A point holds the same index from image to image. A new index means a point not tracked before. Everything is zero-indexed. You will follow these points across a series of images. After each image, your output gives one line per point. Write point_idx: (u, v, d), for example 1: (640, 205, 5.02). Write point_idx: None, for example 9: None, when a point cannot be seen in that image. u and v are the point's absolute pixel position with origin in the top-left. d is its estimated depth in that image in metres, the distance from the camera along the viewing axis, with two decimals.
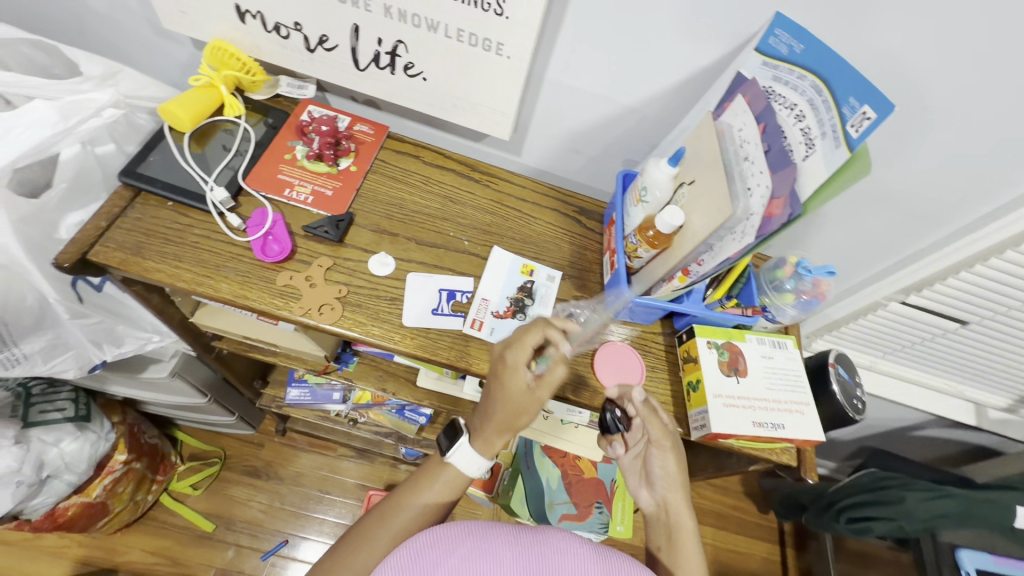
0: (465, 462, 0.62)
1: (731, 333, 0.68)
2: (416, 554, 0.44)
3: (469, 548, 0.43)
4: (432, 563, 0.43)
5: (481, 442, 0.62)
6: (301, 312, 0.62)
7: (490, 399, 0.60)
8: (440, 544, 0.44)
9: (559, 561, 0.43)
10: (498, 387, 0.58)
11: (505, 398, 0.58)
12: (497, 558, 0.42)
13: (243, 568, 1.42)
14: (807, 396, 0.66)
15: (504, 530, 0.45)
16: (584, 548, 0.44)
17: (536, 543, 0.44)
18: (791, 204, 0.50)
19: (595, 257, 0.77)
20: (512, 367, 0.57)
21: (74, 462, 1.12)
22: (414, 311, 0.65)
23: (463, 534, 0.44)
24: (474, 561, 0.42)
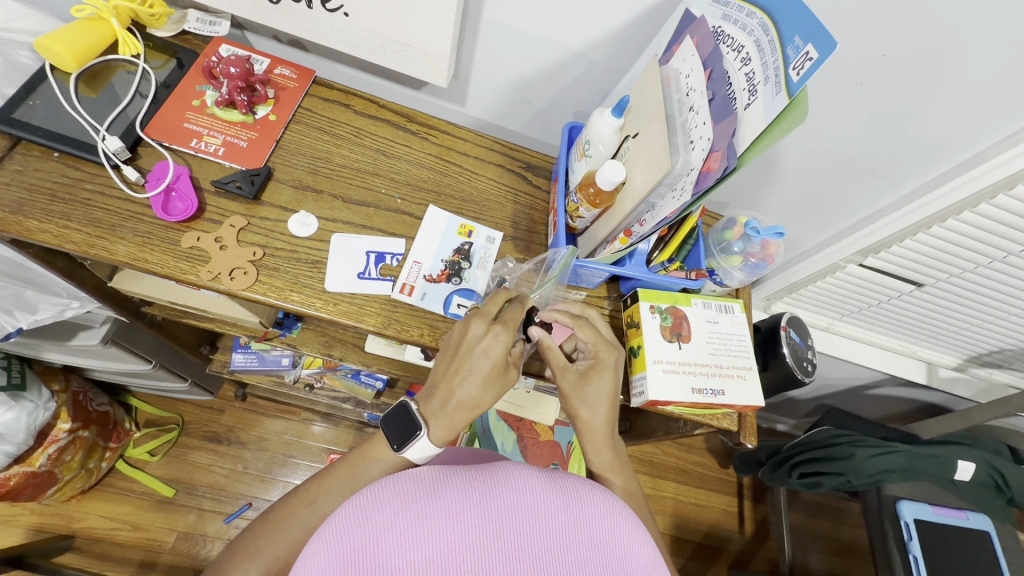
0: (420, 450, 0.53)
1: (676, 297, 0.65)
2: (360, 522, 0.37)
3: (422, 505, 0.37)
4: (379, 531, 0.36)
5: (440, 430, 0.53)
6: (208, 276, 0.56)
7: (461, 377, 0.53)
8: (389, 502, 0.37)
9: (520, 499, 0.39)
10: (475, 367, 0.52)
11: (487, 378, 0.53)
12: (455, 508, 0.37)
13: (207, 531, 1.42)
14: (750, 361, 0.64)
15: (457, 477, 0.40)
16: (542, 480, 0.41)
17: (496, 484, 0.40)
18: (729, 157, 0.46)
19: (541, 217, 0.72)
20: (502, 344, 0.53)
21: (12, 433, 1.06)
22: (338, 275, 0.61)
23: (411, 488, 0.38)
24: (431, 517, 0.36)
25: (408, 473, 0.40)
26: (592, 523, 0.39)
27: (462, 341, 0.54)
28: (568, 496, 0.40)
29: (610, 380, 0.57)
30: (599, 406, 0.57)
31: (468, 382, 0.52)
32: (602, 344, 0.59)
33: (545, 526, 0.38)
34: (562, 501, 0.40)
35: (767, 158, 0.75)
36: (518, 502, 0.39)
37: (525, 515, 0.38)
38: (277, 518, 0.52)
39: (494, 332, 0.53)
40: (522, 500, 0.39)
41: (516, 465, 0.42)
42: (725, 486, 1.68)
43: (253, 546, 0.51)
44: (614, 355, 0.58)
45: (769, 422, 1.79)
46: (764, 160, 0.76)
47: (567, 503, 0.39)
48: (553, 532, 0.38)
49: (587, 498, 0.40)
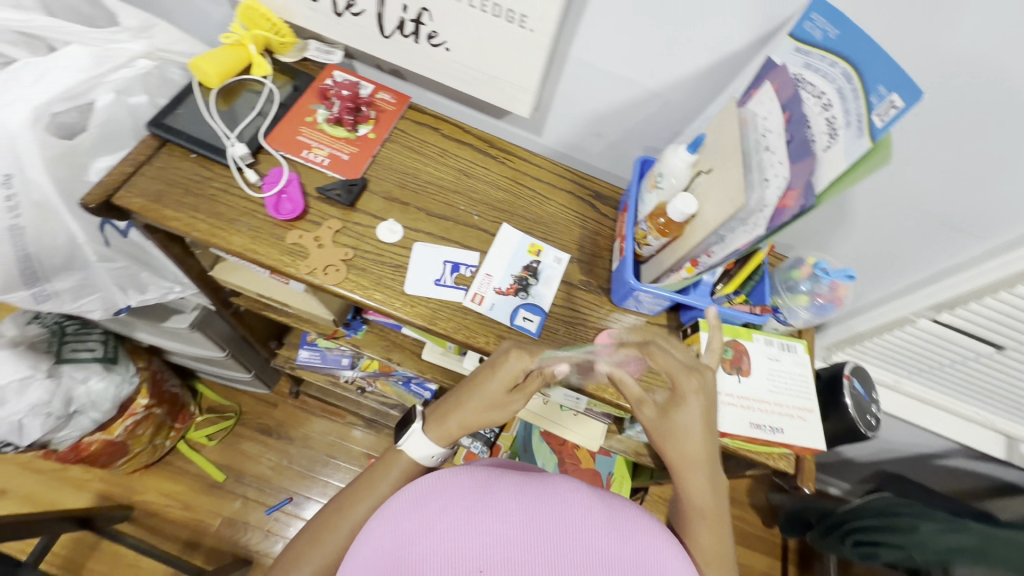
0: (417, 448, 0.61)
1: (738, 331, 0.66)
2: (419, 503, 0.43)
3: (474, 500, 0.43)
4: (435, 514, 0.42)
5: (434, 432, 0.61)
6: (306, 270, 0.63)
7: (471, 390, 0.60)
8: (445, 492, 0.44)
9: (566, 508, 0.44)
10: (484, 383, 0.59)
11: (487, 395, 0.59)
12: (505, 507, 0.43)
13: (249, 519, 1.48)
14: (811, 403, 0.64)
15: (510, 483, 0.46)
16: (589, 497, 0.46)
17: (544, 493, 0.45)
18: (806, 196, 0.48)
19: (606, 243, 0.75)
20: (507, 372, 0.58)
21: (99, 401, 1.18)
22: (417, 280, 0.66)
23: (466, 485, 0.45)
24: (481, 512, 0.42)
25: (466, 471, 0.47)
26: (632, 543, 0.42)
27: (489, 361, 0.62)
28: (613, 514, 0.44)
29: (693, 412, 0.53)
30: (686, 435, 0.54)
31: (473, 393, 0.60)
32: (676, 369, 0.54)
33: (589, 539, 0.42)
34: (606, 519, 0.44)
35: (839, 201, 0.76)
36: (561, 512, 0.43)
37: (569, 525, 0.42)
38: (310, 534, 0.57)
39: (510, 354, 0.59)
40: (569, 510, 0.43)
41: (564, 480, 0.47)
42: (768, 546, 1.59)
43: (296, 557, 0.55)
44: (695, 380, 0.54)
45: (820, 483, 1.68)
46: (835, 204, 0.77)
47: (612, 520, 0.44)
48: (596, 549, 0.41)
49: (632, 521, 0.44)
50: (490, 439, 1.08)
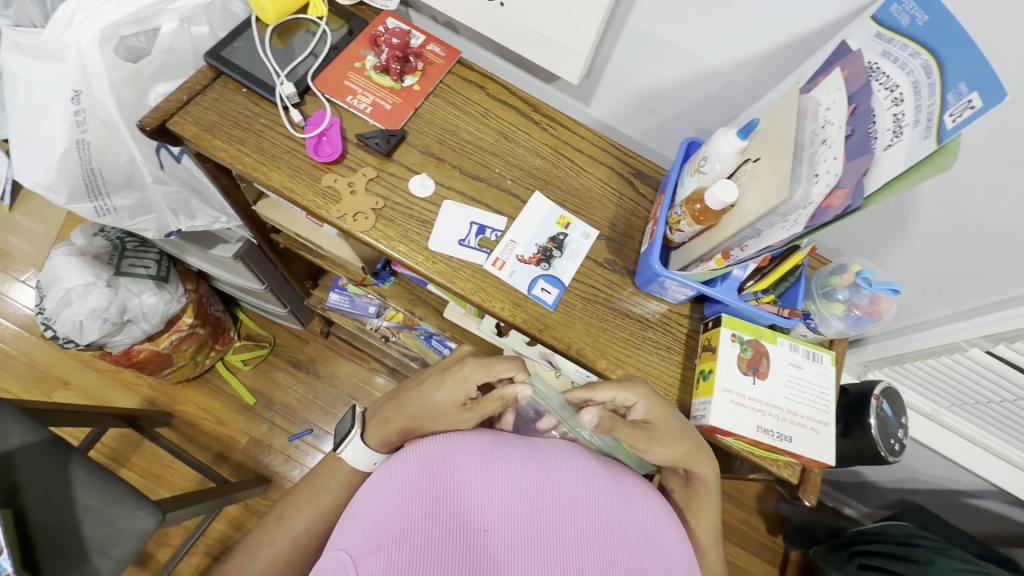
0: (354, 454, 0.65)
1: (761, 331, 0.63)
2: (440, 453, 0.48)
3: (491, 454, 0.49)
4: (454, 460, 0.48)
5: (375, 437, 0.65)
6: (337, 215, 0.65)
7: (415, 395, 0.63)
8: (464, 444, 0.49)
9: (570, 471, 0.50)
10: (431, 389, 0.62)
11: (433, 405, 0.60)
12: (518, 464, 0.48)
13: (273, 442, 1.60)
14: (828, 416, 0.61)
15: (520, 445, 0.51)
16: (591, 465, 0.52)
17: (553, 458, 0.50)
18: (854, 196, 0.45)
19: (639, 224, 0.73)
20: (460, 383, 0.61)
21: (150, 314, 1.27)
22: (441, 237, 0.66)
23: (483, 442, 0.50)
24: (499, 465, 0.48)
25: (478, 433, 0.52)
26: (625, 506, 0.49)
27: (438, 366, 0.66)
28: (609, 483, 0.51)
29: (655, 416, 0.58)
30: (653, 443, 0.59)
31: (419, 401, 0.62)
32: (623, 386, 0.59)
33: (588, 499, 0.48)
34: (604, 484, 0.50)
35: (900, 209, 0.70)
36: (567, 478, 0.49)
37: (572, 485, 0.49)
38: (248, 547, 0.63)
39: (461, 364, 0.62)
40: (574, 473, 0.50)
41: (568, 446, 0.53)
42: (768, 554, 1.56)
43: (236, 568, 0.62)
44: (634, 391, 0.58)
45: (835, 501, 1.63)
46: (895, 212, 0.71)
47: (608, 487, 0.50)
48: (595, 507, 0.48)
49: (624, 489, 0.51)
50: None
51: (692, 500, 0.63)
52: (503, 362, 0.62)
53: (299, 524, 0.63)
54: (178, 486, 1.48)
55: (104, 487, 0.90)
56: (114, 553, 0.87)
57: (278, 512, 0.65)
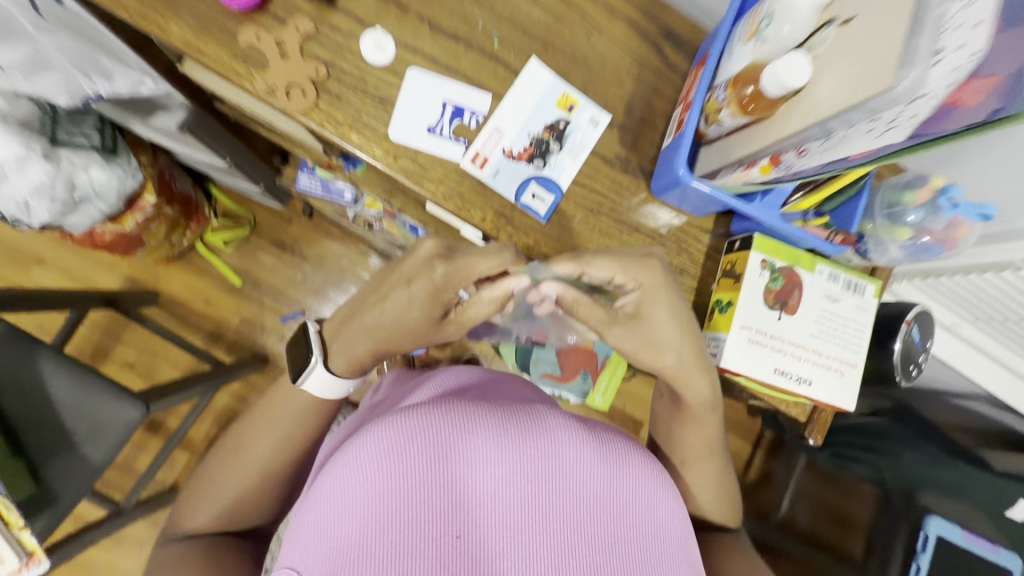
0: (318, 385, 0.50)
1: (798, 256, 0.52)
2: (400, 445, 0.40)
3: (461, 437, 0.41)
4: (418, 452, 0.40)
5: (339, 360, 0.50)
6: (264, 89, 0.49)
7: (376, 305, 0.48)
8: (428, 428, 0.41)
9: (554, 445, 0.44)
10: (396, 297, 0.47)
11: (404, 316, 0.47)
12: (492, 447, 0.42)
13: (266, 323, 1.58)
14: (857, 358, 0.53)
15: (492, 416, 0.44)
16: (577, 431, 0.46)
17: (527, 432, 0.43)
18: (1003, 94, 0.32)
19: (663, 108, 0.56)
20: (432, 286, 0.47)
21: (104, 193, 1.04)
22: (405, 122, 0.51)
23: (451, 422, 0.42)
24: (470, 450, 0.41)
25: (435, 407, 0.43)
26: (615, 474, 0.45)
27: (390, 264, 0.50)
28: (597, 449, 0.45)
29: (667, 315, 0.49)
30: (667, 347, 0.50)
31: (380, 319, 0.48)
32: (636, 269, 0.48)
33: (574, 474, 0.44)
34: (592, 451, 0.45)
35: None
36: (546, 454, 0.43)
37: (558, 461, 0.43)
38: (205, 474, 0.52)
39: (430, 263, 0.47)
40: (557, 446, 0.44)
41: (542, 411, 0.46)
42: (747, 435, 1.65)
43: (197, 496, 0.52)
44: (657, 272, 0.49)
45: None
46: None
47: (598, 456, 0.45)
48: (582, 483, 0.43)
49: (615, 453, 0.46)
50: None
51: (681, 416, 0.57)
52: (481, 254, 0.47)
53: (259, 452, 0.50)
54: (175, 363, 1.50)
55: (74, 378, 0.88)
56: (101, 442, 0.87)
57: (234, 437, 0.52)
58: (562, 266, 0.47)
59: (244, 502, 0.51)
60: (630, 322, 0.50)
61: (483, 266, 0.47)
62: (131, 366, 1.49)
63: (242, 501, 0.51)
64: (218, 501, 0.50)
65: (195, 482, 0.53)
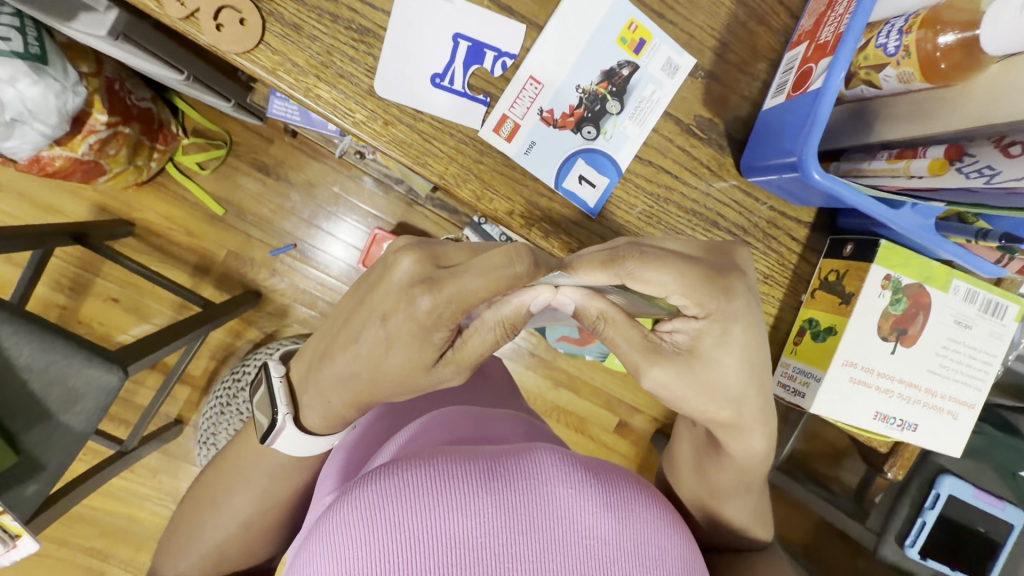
0: (291, 442, 0.44)
1: (931, 272, 0.39)
2: (366, 520, 0.34)
3: (437, 504, 0.34)
4: (387, 527, 0.34)
5: (317, 412, 0.43)
6: (181, 13, 0.33)
7: (350, 347, 0.39)
8: (397, 498, 0.34)
9: (551, 498, 0.36)
10: (372, 338, 0.38)
11: (384, 362, 0.38)
12: (475, 510, 0.35)
13: (254, 256, 1.45)
14: (977, 397, 0.42)
15: (474, 468, 0.36)
16: (579, 477, 0.38)
17: (519, 482, 0.36)
18: None
19: (767, 43, 0.39)
20: (417, 325, 0.35)
21: (41, 112, 0.81)
22: (399, 69, 0.35)
23: (422, 485, 0.35)
24: (449, 519, 0.34)
25: (404, 464, 0.36)
26: (632, 526, 0.38)
27: (365, 289, 0.39)
28: (606, 497, 0.38)
29: (730, 354, 0.37)
30: (720, 396, 0.37)
31: (356, 364, 0.39)
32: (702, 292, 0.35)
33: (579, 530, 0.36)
34: (598, 500, 0.38)
35: None
36: (544, 507, 0.36)
37: (556, 519, 0.36)
38: (188, 516, 0.50)
39: (411, 292, 0.36)
40: (555, 500, 0.36)
41: (543, 455, 0.38)
42: None
43: (180, 540, 0.50)
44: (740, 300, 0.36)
45: None
46: None
47: (606, 506, 0.37)
48: (591, 541, 0.36)
49: (629, 501, 0.39)
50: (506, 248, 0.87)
51: (719, 462, 0.47)
52: (475, 274, 0.33)
53: (239, 506, 0.46)
54: (162, 298, 1.41)
55: (35, 341, 0.79)
56: (80, 409, 0.80)
57: (209, 488, 0.48)
58: (593, 275, 0.34)
59: (223, 554, 0.48)
60: (679, 357, 0.37)
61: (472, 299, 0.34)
62: (116, 301, 1.40)
63: (223, 552, 0.48)
64: (195, 552, 0.48)
65: (179, 521, 0.51)
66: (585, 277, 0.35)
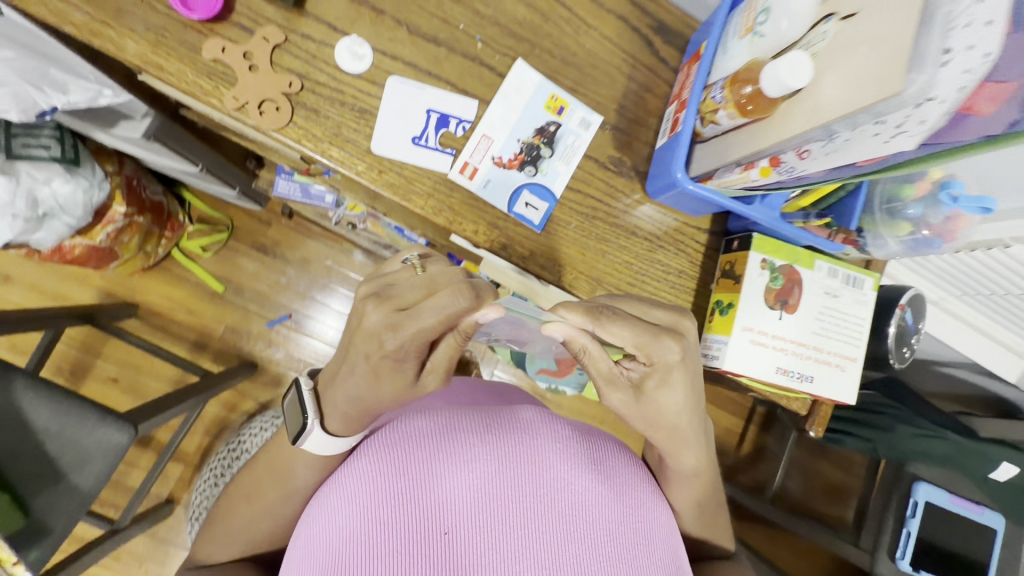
0: (320, 444, 0.45)
1: (798, 254, 0.51)
2: (387, 456, 0.43)
3: (443, 446, 0.44)
4: (402, 462, 0.43)
5: (336, 424, 0.45)
6: (234, 106, 0.46)
7: (346, 376, 0.43)
8: (412, 439, 0.44)
9: (535, 451, 0.45)
10: (360, 373, 0.42)
11: (374, 389, 0.42)
12: (473, 454, 0.43)
13: (252, 329, 1.53)
14: (858, 350, 0.53)
15: (476, 425, 0.46)
16: (559, 440, 0.47)
17: (502, 434, 0.45)
18: (1011, 104, 0.32)
19: (656, 106, 0.54)
20: (391, 362, 0.41)
21: (69, 207, 0.94)
22: (389, 133, 0.49)
23: (434, 432, 0.44)
24: (452, 459, 0.43)
25: (421, 418, 0.46)
26: (600, 482, 0.46)
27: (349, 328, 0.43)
28: (580, 456, 0.46)
29: (677, 391, 0.46)
30: (670, 419, 0.47)
31: (359, 390, 0.43)
32: (650, 344, 0.44)
33: (558, 479, 0.44)
34: (572, 458, 0.46)
35: None
36: (522, 454, 0.44)
37: (538, 468, 0.44)
38: (222, 509, 0.51)
39: (380, 332, 0.40)
40: (539, 452, 0.45)
41: (532, 421, 0.48)
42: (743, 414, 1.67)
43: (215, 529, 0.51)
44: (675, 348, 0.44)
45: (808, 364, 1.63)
46: None
47: (580, 463, 0.46)
48: (567, 487, 0.44)
49: (597, 461, 0.47)
50: None
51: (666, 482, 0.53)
52: (430, 313, 0.39)
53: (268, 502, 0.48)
54: (160, 375, 1.46)
55: (53, 406, 0.85)
56: (89, 469, 0.85)
57: (246, 481, 0.50)
58: (575, 318, 0.43)
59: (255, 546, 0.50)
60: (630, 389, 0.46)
61: (430, 328, 0.39)
62: (115, 381, 1.45)
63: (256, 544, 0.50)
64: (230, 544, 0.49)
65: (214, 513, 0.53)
66: (572, 320, 0.44)
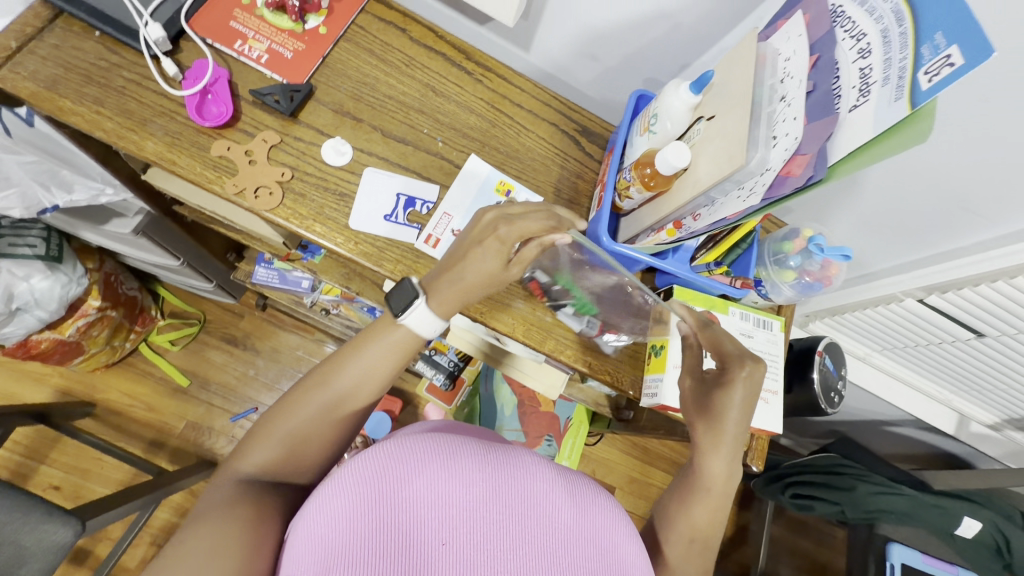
0: (423, 322, 0.52)
1: (713, 302, 0.60)
2: (375, 475, 0.38)
3: (440, 466, 0.39)
4: (393, 481, 0.38)
5: (438, 300, 0.52)
6: (233, 191, 0.55)
7: (457, 258, 0.52)
8: (406, 457, 0.39)
9: (531, 481, 0.41)
10: (475, 251, 0.51)
11: (483, 268, 0.52)
12: (470, 477, 0.39)
13: (214, 424, 1.49)
14: (777, 385, 0.60)
15: (473, 446, 0.42)
16: (552, 471, 0.43)
17: (501, 459, 0.41)
18: (816, 165, 0.42)
19: (586, 188, 0.67)
20: (500, 245, 0.51)
21: (44, 301, 0.97)
22: (364, 213, 0.58)
23: (431, 450, 0.40)
24: (447, 481, 0.39)
25: (416, 437, 0.41)
26: (589, 519, 0.42)
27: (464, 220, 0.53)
28: (575, 489, 0.43)
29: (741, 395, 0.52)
30: (727, 420, 0.52)
31: (469, 267, 0.52)
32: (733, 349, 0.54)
33: (551, 513, 0.41)
34: (567, 490, 0.42)
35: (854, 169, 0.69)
36: (518, 482, 0.41)
37: (532, 500, 0.40)
38: (273, 414, 0.51)
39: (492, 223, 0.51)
40: (534, 483, 0.41)
41: (527, 450, 0.44)
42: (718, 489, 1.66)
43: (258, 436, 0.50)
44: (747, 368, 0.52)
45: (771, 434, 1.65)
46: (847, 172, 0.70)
47: (574, 499, 0.42)
48: (560, 522, 0.41)
49: (587, 494, 0.44)
50: (453, 371, 1.06)
51: (685, 495, 0.54)
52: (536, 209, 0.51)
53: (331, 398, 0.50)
54: (109, 479, 1.38)
55: None
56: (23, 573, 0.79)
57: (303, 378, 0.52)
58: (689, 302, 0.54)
59: (295, 461, 0.50)
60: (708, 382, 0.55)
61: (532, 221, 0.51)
62: (56, 488, 1.35)
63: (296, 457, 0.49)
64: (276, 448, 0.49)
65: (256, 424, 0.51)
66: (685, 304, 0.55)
